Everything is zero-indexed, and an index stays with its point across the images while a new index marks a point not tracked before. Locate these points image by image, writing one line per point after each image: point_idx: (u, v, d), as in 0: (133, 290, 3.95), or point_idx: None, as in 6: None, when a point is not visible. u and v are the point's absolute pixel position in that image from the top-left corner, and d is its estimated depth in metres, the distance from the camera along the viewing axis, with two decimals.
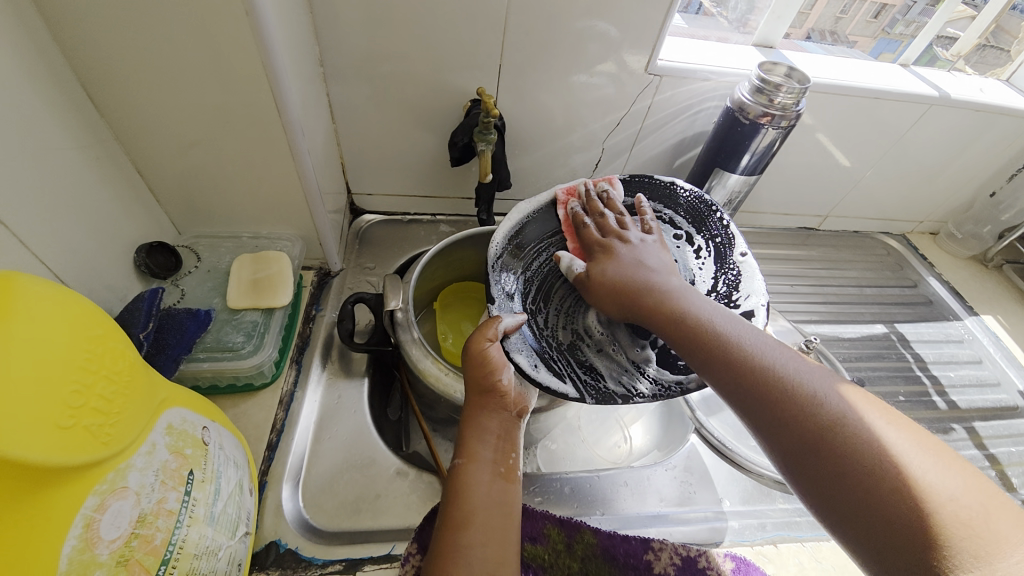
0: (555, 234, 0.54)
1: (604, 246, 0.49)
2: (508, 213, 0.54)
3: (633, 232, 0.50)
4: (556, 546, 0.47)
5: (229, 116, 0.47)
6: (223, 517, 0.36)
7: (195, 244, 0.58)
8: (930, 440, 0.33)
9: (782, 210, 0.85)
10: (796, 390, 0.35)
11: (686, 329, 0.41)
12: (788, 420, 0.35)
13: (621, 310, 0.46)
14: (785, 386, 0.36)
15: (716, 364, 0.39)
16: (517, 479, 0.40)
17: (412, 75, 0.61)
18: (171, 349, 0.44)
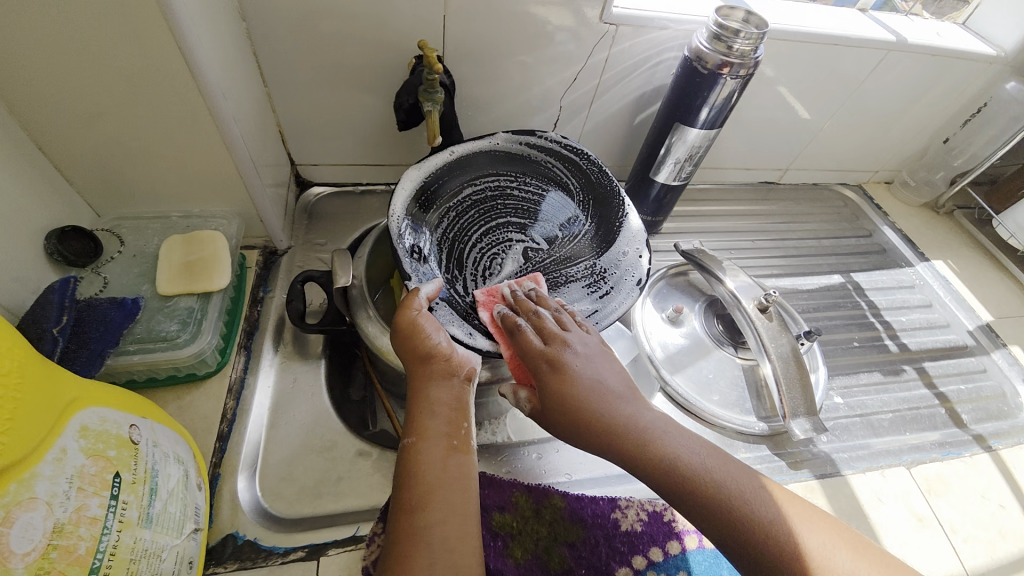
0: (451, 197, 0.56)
1: (551, 363, 0.41)
2: (402, 180, 0.54)
3: (577, 337, 0.44)
4: (524, 512, 0.47)
5: (135, 80, 0.42)
6: (164, 518, 0.34)
7: (118, 227, 0.52)
8: (858, 543, 0.36)
9: (743, 165, 0.84)
10: (745, 511, 0.36)
11: (625, 443, 0.38)
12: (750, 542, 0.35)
13: (573, 430, 0.40)
14: (735, 500, 0.36)
15: (665, 481, 0.37)
16: (473, 450, 0.40)
17: (349, 30, 0.55)
18: (93, 343, 0.41)
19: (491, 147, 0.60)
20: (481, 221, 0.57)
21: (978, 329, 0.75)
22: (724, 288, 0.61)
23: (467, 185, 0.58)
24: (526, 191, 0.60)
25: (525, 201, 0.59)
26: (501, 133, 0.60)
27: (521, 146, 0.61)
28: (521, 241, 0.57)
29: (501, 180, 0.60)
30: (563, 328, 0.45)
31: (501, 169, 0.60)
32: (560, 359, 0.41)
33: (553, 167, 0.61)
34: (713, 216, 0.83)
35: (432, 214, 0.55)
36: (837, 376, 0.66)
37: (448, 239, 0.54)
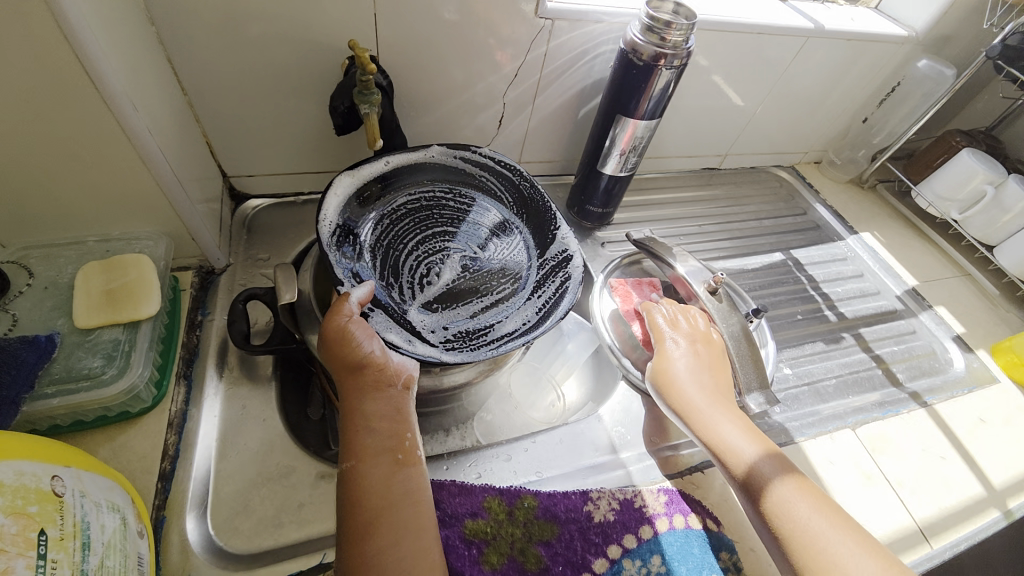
0: (386, 210, 0.57)
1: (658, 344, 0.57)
2: (334, 186, 0.54)
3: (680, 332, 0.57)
4: (497, 516, 0.47)
5: (27, 96, 0.38)
6: (104, 572, 0.32)
7: (25, 258, 0.47)
8: (867, 542, 0.42)
9: (685, 153, 0.87)
10: (761, 479, 0.45)
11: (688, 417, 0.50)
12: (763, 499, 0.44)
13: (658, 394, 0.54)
14: (749, 474, 0.46)
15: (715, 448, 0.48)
16: (417, 460, 0.43)
17: (271, 32, 0.52)
18: (1, 390, 0.37)
19: (425, 159, 0.60)
20: (420, 231, 0.58)
21: (905, 293, 0.81)
22: (675, 274, 0.64)
23: (405, 197, 0.59)
24: (465, 202, 0.62)
25: (464, 211, 0.61)
26: (436, 145, 0.61)
27: (456, 160, 0.62)
28: (459, 249, 0.58)
29: (439, 193, 0.61)
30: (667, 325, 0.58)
31: (439, 182, 0.62)
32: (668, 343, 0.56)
33: (489, 180, 0.63)
34: (660, 204, 0.85)
35: (368, 224, 0.56)
36: (785, 349, 0.70)
37: (381, 249, 0.55)
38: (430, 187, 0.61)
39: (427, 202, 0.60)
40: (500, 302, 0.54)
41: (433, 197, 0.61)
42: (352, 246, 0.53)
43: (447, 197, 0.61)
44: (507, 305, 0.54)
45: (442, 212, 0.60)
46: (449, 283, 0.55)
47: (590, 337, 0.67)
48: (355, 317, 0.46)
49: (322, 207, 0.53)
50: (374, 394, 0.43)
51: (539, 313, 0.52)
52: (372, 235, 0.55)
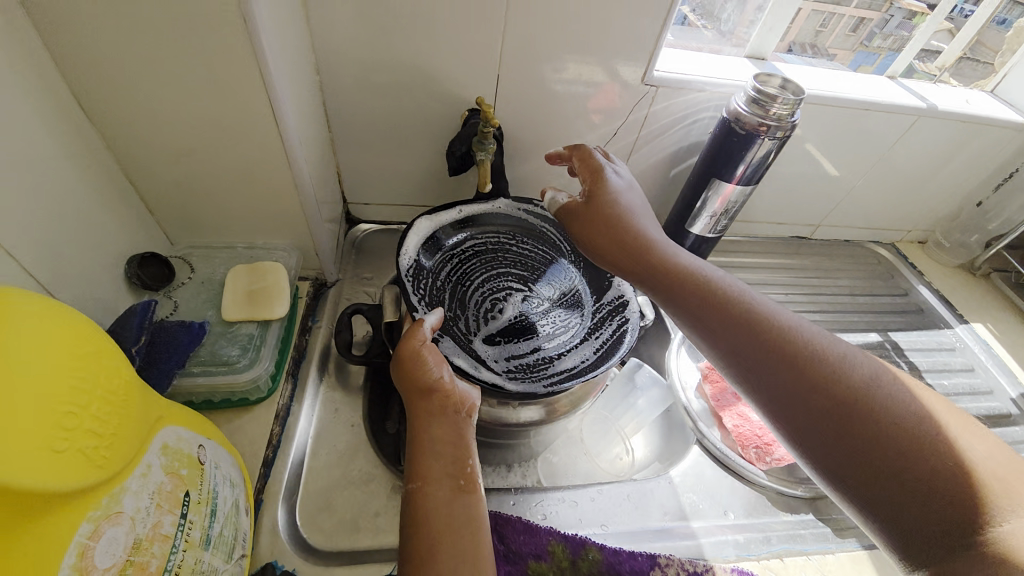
0: (456, 249, 0.61)
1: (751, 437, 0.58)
2: (414, 227, 0.60)
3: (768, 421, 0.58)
4: (560, 563, 0.47)
5: (225, 126, 0.46)
6: (219, 539, 0.35)
7: (189, 255, 0.56)
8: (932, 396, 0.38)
9: (775, 220, 0.86)
10: (838, 374, 0.38)
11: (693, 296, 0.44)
12: (856, 452, 0.36)
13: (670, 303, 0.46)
14: (826, 388, 0.38)
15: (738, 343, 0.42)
16: (478, 488, 0.43)
17: (409, 85, 0.60)
18: (163, 364, 0.43)
19: (493, 209, 0.65)
20: (484, 269, 0.61)
21: None
22: None
23: (471, 237, 0.63)
24: (526, 244, 0.64)
25: (525, 251, 0.63)
26: (503, 199, 0.66)
27: (520, 211, 0.66)
28: (521, 289, 0.60)
29: (504, 234, 0.64)
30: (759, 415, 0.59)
31: (502, 225, 0.65)
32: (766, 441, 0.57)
33: (551, 227, 0.65)
34: (745, 268, 0.84)
35: (439, 261, 0.59)
36: None
37: (449, 284, 0.58)
38: (498, 229, 0.64)
39: (494, 243, 0.63)
40: (559, 339, 0.55)
41: (500, 238, 0.64)
42: (423, 279, 0.57)
43: (509, 239, 0.64)
44: (566, 344, 0.54)
45: (508, 252, 0.63)
46: (512, 317, 0.57)
47: (662, 396, 0.64)
48: (427, 342, 0.48)
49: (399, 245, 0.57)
50: (440, 418, 0.45)
51: (596, 354, 0.53)
52: (442, 271, 0.59)
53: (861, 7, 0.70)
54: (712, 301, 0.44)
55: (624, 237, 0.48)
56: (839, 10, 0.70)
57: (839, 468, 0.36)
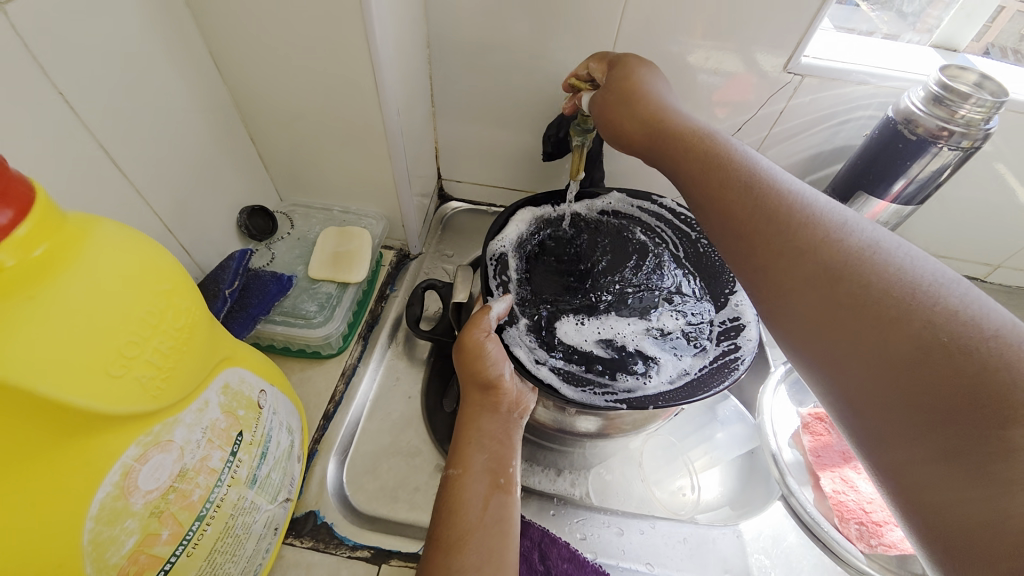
0: (550, 241, 0.56)
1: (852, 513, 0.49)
2: (511, 210, 0.56)
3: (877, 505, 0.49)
4: None
5: (332, 92, 0.48)
6: (266, 481, 0.37)
7: (292, 212, 0.61)
8: None
9: (938, 252, 0.71)
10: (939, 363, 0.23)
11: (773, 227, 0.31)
12: (925, 431, 0.23)
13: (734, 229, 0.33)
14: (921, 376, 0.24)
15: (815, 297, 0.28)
16: (515, 492, 0.40)
17: (514, 64, 0.58)
18: (252, 308, 0.46)
19: (603, 206, 0.59)
20: (579, 265, 0.55)
21: None
22: None
23: (573, 229, 0.58)
24: (632, 243, 0.57)
25: (630, 249, 0.57)
26: (614, 193, 0.59)
27: (633, 209, 0.59)
28: (615, 295, 0.53)
29: (610, 230, 0.58)
30: (863, 492, 0.50)
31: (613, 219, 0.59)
32: (869, 521, 0.48)
33: (669, 234, 0.57)
34: None
35: (534, 247, 0.55)
36: None
37: (534, 276, 0.53)
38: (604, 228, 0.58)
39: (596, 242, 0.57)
40: (645, 356, 0.47)
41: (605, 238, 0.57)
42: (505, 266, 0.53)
43: (613, 235, 0.58)
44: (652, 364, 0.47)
45: (610, 255, 0.56)
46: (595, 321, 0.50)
47: (747, 434, 0.57)
48: (491, 333, 0.45)
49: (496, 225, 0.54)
50: (491, 413, 0.44)
51: (687, 377, 0.45)
52: (529, 261, 0.54)
53: None
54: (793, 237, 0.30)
55: (665, 138, 0.39)
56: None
57: (892, 451, 0.24)
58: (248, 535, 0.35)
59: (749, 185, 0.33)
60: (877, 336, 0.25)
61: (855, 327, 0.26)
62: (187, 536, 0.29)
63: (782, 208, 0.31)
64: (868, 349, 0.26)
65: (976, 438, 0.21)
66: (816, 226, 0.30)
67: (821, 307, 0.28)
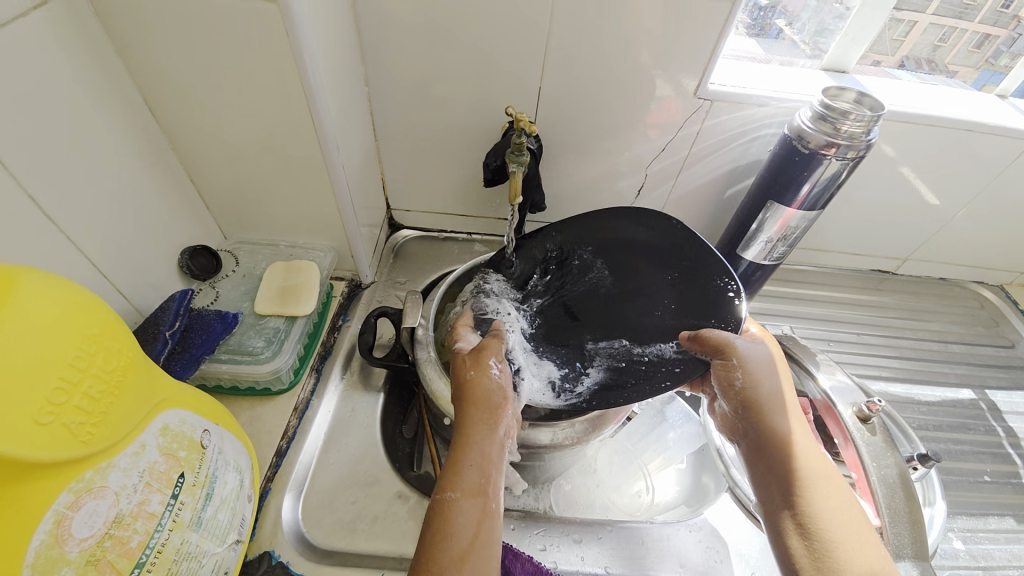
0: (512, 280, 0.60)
1: None
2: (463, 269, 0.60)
3: None
4: None
5: (273, 130, 0.50)
6: (212, 523, 0.36)
7: (237, 250, 0.61)
8: None
9: (853, 251, 0.78)
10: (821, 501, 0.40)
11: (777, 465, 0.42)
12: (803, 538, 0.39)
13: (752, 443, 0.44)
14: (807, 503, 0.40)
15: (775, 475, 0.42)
16: (501, 518, 0.40)
17: (452, 99, 0.61)
18: (195, 349, 0.46)
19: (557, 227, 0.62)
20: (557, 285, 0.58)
21: None
22: (816, 386, 0.56)
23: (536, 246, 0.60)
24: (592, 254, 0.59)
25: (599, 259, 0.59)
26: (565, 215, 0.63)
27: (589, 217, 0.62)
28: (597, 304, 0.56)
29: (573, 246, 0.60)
30: None
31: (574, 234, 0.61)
32: None
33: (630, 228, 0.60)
34: (810, 301, 0.78)
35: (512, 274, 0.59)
36: (958, 515, 0.59)
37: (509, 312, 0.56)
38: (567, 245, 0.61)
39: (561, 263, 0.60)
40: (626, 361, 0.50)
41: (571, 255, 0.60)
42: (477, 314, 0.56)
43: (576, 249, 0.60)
44: (627, 370, 0.49)
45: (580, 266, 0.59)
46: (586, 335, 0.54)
47: (697, 432, 0.60)
48: (502, 360, 0.47)
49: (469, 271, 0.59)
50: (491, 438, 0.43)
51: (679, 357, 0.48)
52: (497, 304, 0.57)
53: (986, 23, 0.64)
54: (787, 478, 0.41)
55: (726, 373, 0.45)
56: (963, 24, 0.64)
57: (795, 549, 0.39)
58: None
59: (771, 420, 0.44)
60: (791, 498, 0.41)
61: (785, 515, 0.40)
62: None
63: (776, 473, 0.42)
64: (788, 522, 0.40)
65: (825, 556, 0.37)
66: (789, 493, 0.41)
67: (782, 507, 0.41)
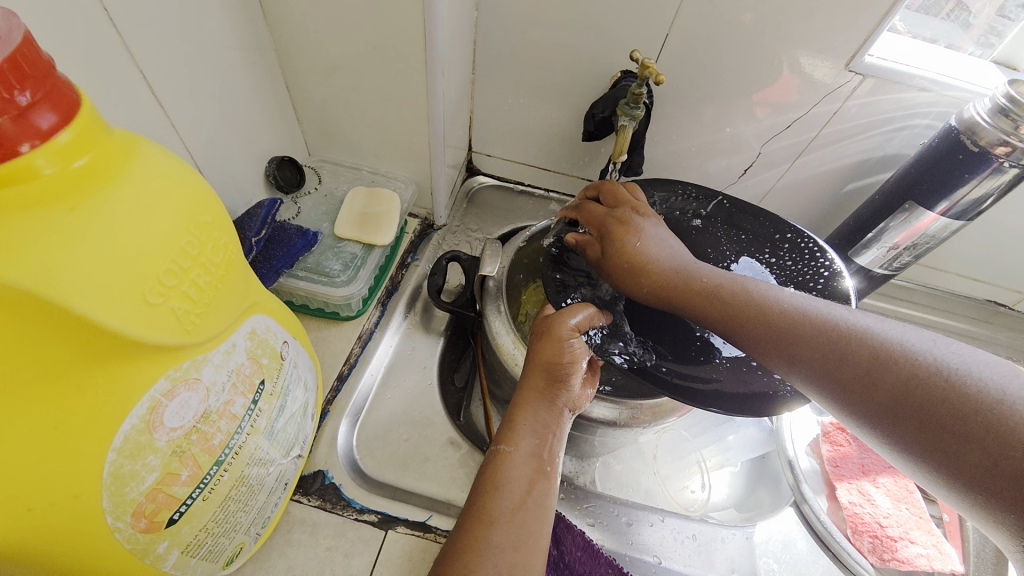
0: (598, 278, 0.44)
1: (878, 540, 0.48)
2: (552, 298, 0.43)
3: (893, 526, 0.49)
4: None
5: (378, 43, 0.46)
6: (282, 434, 0.36)
7: (320, 168, 0.59)
8: None
9: (970, 276, 0.69)
10: (853, 354, 0.30)
11: (787, 348, 0.32)
12: (926, 433, 0.26)
13: (767, 344, 0.34)
14: (853, 371, 0.30)
15: (803, 363, 0.32)
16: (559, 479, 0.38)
17: (564, 39, 0.55)
18: (276, 260, 0.45)
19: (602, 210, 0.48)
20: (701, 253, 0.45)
21: None
22: None
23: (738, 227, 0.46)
24: (814, 287, 0.41)
25: (806, 285, 0.41)
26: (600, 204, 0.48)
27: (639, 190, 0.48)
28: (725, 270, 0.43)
29: (828, 262, 0.42)
30: (881, 512, 0.50)
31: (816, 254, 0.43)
32: (888, 541, 0.48)
33: (682, 191, 0.49)
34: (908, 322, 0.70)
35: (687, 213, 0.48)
36: None
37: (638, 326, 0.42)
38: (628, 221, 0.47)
39: None
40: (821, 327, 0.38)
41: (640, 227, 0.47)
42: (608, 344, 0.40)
43: (802, 258, 0.43)
44: None
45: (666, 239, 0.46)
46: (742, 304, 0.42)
47: (761, 438, 0.57)
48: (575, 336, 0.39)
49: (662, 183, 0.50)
50: (548, 404, 0.39)
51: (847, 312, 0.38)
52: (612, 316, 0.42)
53: None
54: (827, 354, 0.31)
55: (666, 275, 0.39)
56: None
57: (917, 441, 0.26)
58: (260, 486, 0.34)
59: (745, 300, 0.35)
60: (846, 385, 0.30)
61: (880, 404, 0.28)
62: (204, 480, 0.28)
63: (811, 343, 0.32)
64: (876, 406, 0.28)
65: (949, 412, 0.26)
66: (845, 353, 0.30)
67: (850, 394, 0.29)
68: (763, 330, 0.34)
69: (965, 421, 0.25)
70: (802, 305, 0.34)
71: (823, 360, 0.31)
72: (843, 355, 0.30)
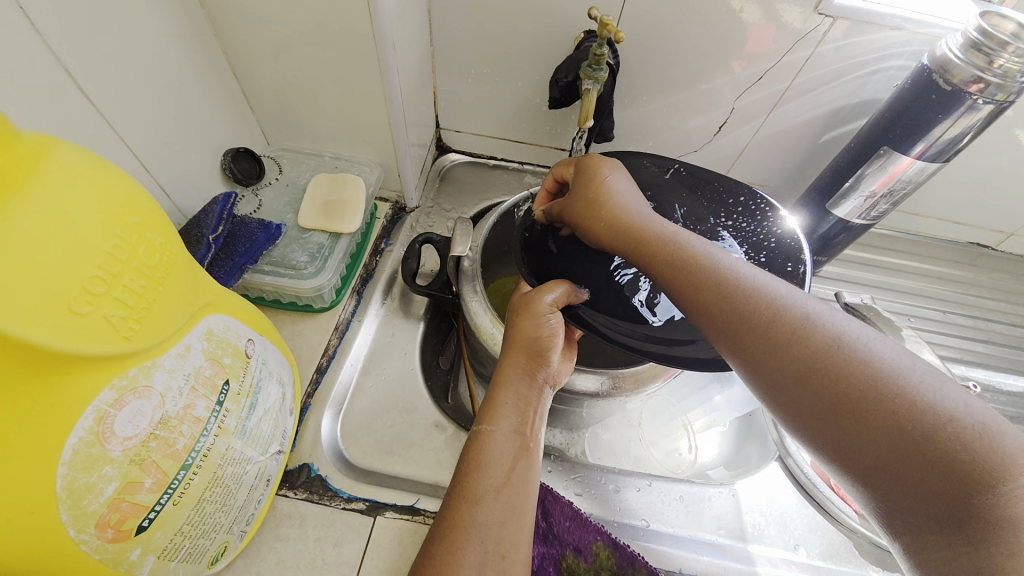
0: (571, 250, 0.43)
1: None
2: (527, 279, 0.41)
3: None
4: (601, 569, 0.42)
5: (322, 20, 0.44)
6: (256, 432, 0.35)
7: (280, 157, 0.57)
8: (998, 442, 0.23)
9: (951, 219, 0.69)
10: (812, 350, 0.28)
11: (748, 331, 0.30)
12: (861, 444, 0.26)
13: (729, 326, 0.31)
14: (807, 367, 0.28)
15: (761, 354, 0.30)
16: (540, 456, 0.38)
17: (522, 1, 0.53)
18: (238, 257, 0.44)
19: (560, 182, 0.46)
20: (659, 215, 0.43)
21: None
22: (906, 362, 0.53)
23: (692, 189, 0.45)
24: (769, 245, 0.40)
25: (761, 243, 0.40)
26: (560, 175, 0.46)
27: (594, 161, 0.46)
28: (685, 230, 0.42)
29: (778, 218, 0.42)
30: None
31: (766, 213, 0.42)
32: None
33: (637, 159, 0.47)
34: (891, 270, 0.70)
35: (640, 183, 0.45)
36: None
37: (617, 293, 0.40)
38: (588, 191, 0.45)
39: None
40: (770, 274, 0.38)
41: None
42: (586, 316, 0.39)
43: (754, 219, 0.42)
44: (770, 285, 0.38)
45: None
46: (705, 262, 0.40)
47: (747, 397, 0.57)
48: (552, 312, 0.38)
49: (616, 154, 0.47)
50: (529, 381, 0.39)
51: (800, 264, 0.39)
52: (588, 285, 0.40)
53: None
54: (786, 348, 0.29)
55: (634, 243, 0.36)
56: None
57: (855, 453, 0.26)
58: (237, 485, 0.33)
59: (711, 280, 0.32)
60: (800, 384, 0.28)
61: (828, 408, 0.27)
62: (171, 486, 0.28)
63: (775, 333, 0.30)
64: (824, 412, 0.27)
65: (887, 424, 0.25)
66: (804, 350, 0.29)
67: (799, 393, 0.28)
68: (755, 334, 0.30)
69: (899, 434, 0.25)
70: (792, 301, 0.31)
71: (782, 350, 0.29)
72: (801, 352, 0.29)
